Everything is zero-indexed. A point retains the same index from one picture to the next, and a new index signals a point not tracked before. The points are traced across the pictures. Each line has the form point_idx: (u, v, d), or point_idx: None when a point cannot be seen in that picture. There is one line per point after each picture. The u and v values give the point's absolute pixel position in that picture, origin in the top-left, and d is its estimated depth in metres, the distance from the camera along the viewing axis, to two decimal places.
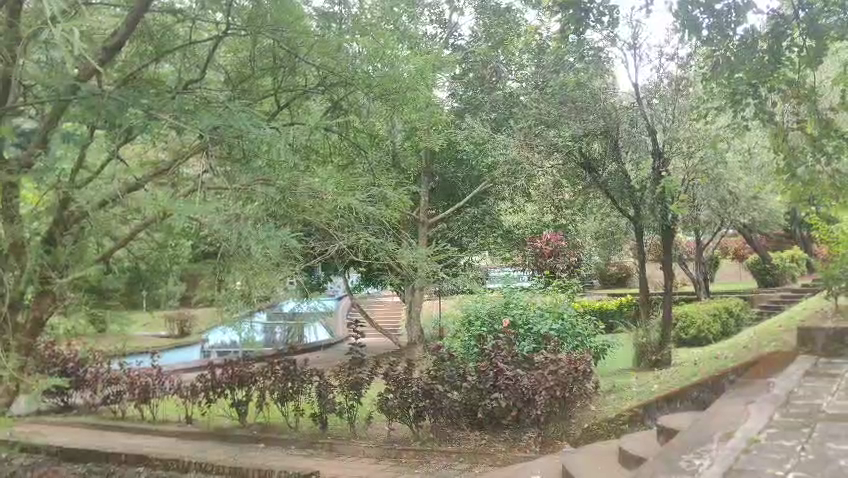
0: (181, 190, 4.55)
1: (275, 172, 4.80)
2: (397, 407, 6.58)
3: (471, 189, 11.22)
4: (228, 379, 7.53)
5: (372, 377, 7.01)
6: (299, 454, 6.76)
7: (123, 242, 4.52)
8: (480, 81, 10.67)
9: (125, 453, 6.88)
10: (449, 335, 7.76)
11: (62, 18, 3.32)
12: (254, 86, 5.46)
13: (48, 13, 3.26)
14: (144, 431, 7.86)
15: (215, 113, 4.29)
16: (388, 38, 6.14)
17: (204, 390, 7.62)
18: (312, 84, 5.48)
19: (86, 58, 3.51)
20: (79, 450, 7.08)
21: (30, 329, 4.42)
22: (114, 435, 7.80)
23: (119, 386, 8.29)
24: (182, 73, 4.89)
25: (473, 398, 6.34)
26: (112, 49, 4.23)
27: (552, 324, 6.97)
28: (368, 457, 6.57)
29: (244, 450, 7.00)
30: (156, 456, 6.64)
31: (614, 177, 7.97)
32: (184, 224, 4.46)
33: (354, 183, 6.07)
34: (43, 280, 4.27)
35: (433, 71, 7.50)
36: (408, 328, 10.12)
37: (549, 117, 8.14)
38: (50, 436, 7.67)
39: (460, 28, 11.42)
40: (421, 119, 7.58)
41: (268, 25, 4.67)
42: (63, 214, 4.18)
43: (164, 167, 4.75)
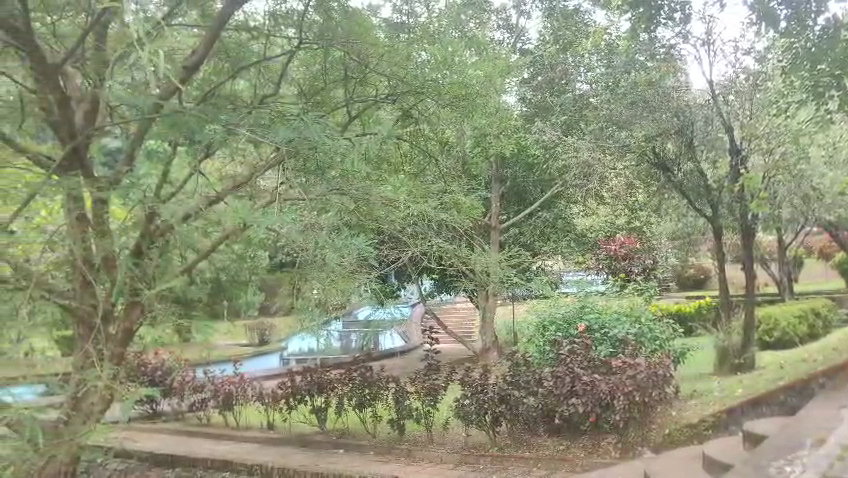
0: (258, 202, 4.67)
1: (348, 183, 4.92)
2: (474, 413, 6.55)
3: (543, 194, 11.15)
4: (308, 386, 7.62)
5: (448, 383, 7.01)
6: (375, 460, 6.82)
7: (204, 253, 4.69)
8: (549, 83, 10.47)
9: (211, 458, 7.11)
10: (523, 341, 7.67)
11: (147, 41, 3.49)
12: (326, 99, 5.46)
13: (135, 37, 3.43)
14: (227, 437, 8.10)
15: (289, 125, 4.39)
16: (457, 44, 6.21)
17: (285, 397, 7.74)
18: (383, 93, 5.43)
19: (171, 78, 3.68)
20: (168, 456, 7.35)
21: (121, 338, 4.60)
22: (200, 440, 8.06)
23: (203, 394, 8.53)
24: (257, 88, 5.03)
25: (550, 404, 6.21)
26: (192, 67, 4.40)
27: (629, 328, 6.78)
28: (445, 463, 6.60)
29: (324, 455, 7.13)
30: (239, 461, 6.86)
31: (689, 176, 7.77)
32: (262, 235, 4.60)
33: (424, 190, 5.94)
34: (133, 291, 4.48)
35: (502, 76, 7.49)
36: (481, 334, 10.10)
37: (620, 118, 7.91)
38: (142, 442, 8.01)
39: (527, 32, 11.38)
40: (492, 123, 7.56)
41: (337, 36, 4.86)
42: (149, 227, 4.38)
43: (241, 180, 4.89)
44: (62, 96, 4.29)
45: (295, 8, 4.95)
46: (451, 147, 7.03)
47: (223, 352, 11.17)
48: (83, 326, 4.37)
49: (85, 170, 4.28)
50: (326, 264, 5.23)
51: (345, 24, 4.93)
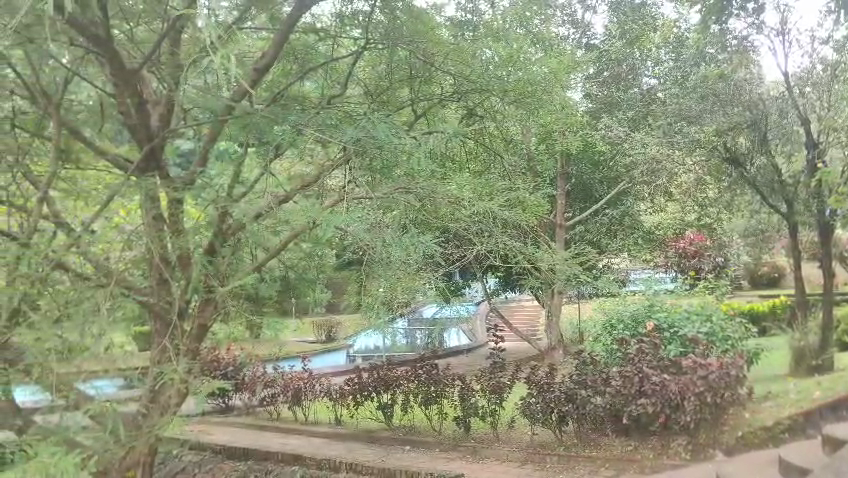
0: (325, 201, 4.77)
1: (414, 181, 4.92)
2: (540, 412, 6.63)
3: (609, 191, 10.94)
4: (374, 383, 7.69)
5: (513, 381, 6.98)
6: (442, 457, 6.86)
7: (274, 251, 4.80)
8: (615, 79, 10.36)
9: (281, 453, 7.29)
10: (590, 339, 7.57)
11: (220, 44, 3.60)
12: (392, 99, 5.49)
13: (209, 42, 3.55)
14: (297, 431, 8.30)
15: (356, 125, 4.54)
16: (521, 42, 6.19)
17: (351, 393, 7.83)
18: (448, 93, 5.52)
19: (243, 80, 3.79)
20: (239, 449, 7.56)
21: (196, 335, 4.71)
22: (270, 434, 8.28)
23: (273, 389, 8.70)
24: (325, 89, 5.12)
25: (618, 403, 6.13)
26: (262, 69, 4.51)
27: (698, 328, 6.76)
28: (512, 461, 6.63)
29: (390, 451, 7.20)
30: (308, 456, 7.01)
31: (762, 172, 6.30)
32: (330, 233, 4.68)
33: (489, 189, 5.87)
34: (207, 289, 4.62)
35: (568, 73, 7.41)
36: (547, 332, 10.03)
37: (690, 112, 7.54)
38: (217, 435, 8.30)
39: (593, 27, 11.22)
40: (558, 120, 7.49)
41: (402, 36, 4.92)
42: (222, 226, 4.50)
43: (310, 179, 4.99)
44: (139, 100, 4.44)
45: (361, 9, 5.01)
46: (516, 145, 7.00)
47: (292, 349, 11.38)
48: (160, 321, 4.54)
49: (161, 171, 4.45)
50: (391, 263, 5.26)
51: (410, 22, 4.99)
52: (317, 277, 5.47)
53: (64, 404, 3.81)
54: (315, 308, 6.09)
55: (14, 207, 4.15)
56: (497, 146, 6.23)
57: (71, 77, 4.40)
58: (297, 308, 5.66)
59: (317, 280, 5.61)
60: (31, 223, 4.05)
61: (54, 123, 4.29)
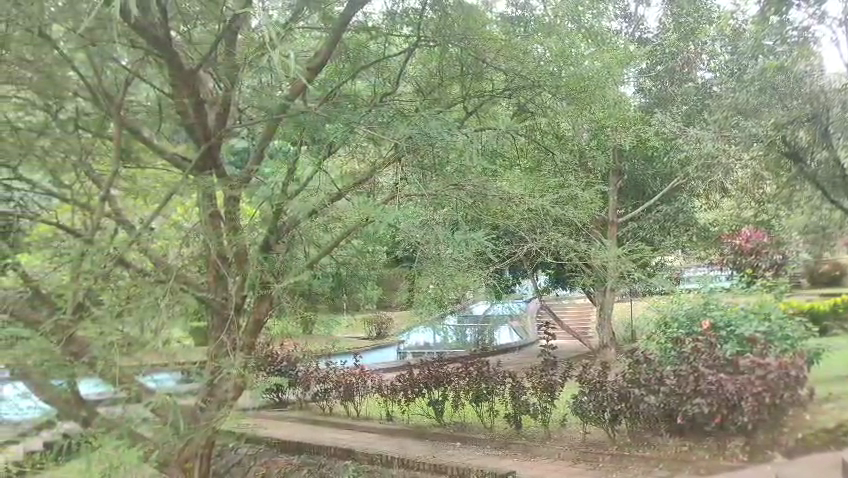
0: (378, 198, 4.86)
1: (467, 176, 4.89)
2: (592, 410, 6.60)
3: (663, 187, 10.76)
4: (426, 379, 7.71)
5: (566, 379, 6.90)
6: (494, 455, 6.85)
7: (327, 247, 4.88)
8: (670, 73, 10.27)
9: (334, 447, 7.39)
10: (644, 337, 7.47)
11: (278, 42, 3.66)
12: (444, 96, 5.49)
13: (267, 39, 3.60)
14: (348, 427, 8.37)
15: (410, 122, 4.63)
16: (573, 36, 6.16)
17: (403, 389, 7.86)
18: (500, 89, 5.49)
19: (302, 77, 3.87)
20: (294, 443, 7.70)
21: (252, 330, 4.76)
22: (325, 429, 8.41)
23: (326, 384, 8.80)
24: (377, 87, 5.18)
25: (672, 403, 6.04)
26: (317, 65, 4.62)
27: (758, 325, 6.25)
28: (563, 460, 6.60)
29: (441, 448, 7.21)
30: (361, 451, 7.09)
31: (825, 166, 6.20)
32: (382, 230, 4.71)
33: (542, 188, 5.81)
34: (263, 285, 4.72)
35: (620, 67, 7.33)
36: (599, 330, 9.93)
37: (746, 105, 6.95)
38: (272, 429, 8.45)
39: (646, 21, 11.09)
40: (610, 115, 7.41)
41: (454, 34, 5.03)
42: (276, 223, 4.58)
43: (363, 177, 5.03)
44: (197, 99, 4.53)
45: (414, 7, 5.05)
46: (568, 141, 6.95)
47: (344, 345, 11.48)
48: (217, 317, 4.65)
49: (218, 171, 4.55)
50: (442, 261, 5.20)
51: (461, 17, 5.04)
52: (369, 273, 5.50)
53: (128, 397, 3.92)
54: (368, 304, 6.13)
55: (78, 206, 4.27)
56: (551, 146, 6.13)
57: (131, 76, 4.50)
58: (348, 304, 5.71)
59: (369, 276, 5.65)
60: (95, 221, 4.17)
61: (116, 123, 4.39)
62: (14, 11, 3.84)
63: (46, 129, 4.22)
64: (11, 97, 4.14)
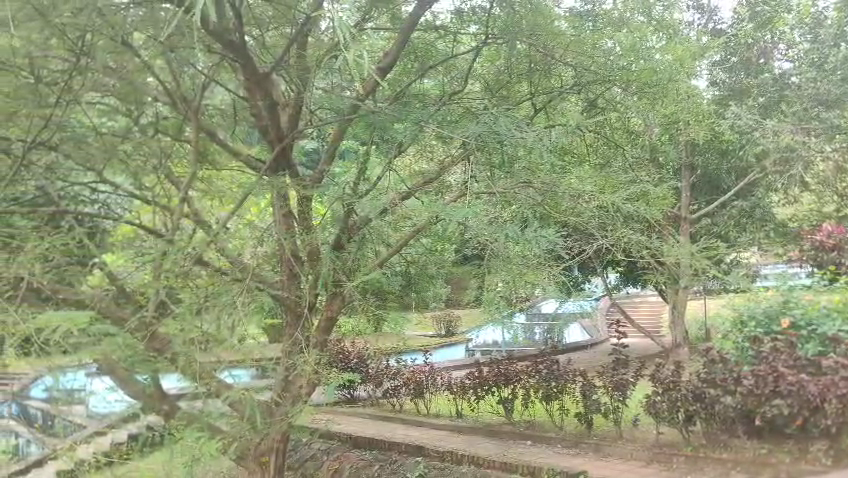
0: (446, 197, 4.88)
1: (536, 175, 4.84)
2: (665, 410, 6.36)
3: (738, 182, 10.43)
4: (495, 377, 7.67)
5: (638, 378, 6.72)
6: (565, 454, 6.79)
7: (396, 246, 4.93)
8: (744, 64, 9.90)
9: (405, 443, 7.45)
10: (719, 336, 7.29)
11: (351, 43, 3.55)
12: (511, 93, 5.45)
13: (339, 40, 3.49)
14: (417, 424, 8.41)
15: (478, 120, 4.64)
16: (643, 30, 6.07)
17: (472, 387, 7.86)
18: (568, 84, 5.40)
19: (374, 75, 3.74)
20: (365, 439, 7.79)
21: (324, 327, 4.86)
22: (395, 426, 8.47)
23: (396, 381, 8.87)
24: (445, 86, 5.23)
25: (750, 404, 5.77)
26: (386, 66, 4.68)
27: (841, 325, 6.06)
28: (637, 460, 6.49)
29: (512, 446, 7.18)
30: (431, 447, 7.12)
31: None
32: (452, 228, 4.71)
33: (612, 184, 5.28)
34: (334, 282, 4.80)
35: (694, 59, 7.16)
36: (672, 329, 9.74)
37: (829, 97, 8.62)
38: (343, 424, 8.57)
39: (720, 11, 10.78)
40: (683, 109, 7.26)
41: (522, 30, 4.97)
42: (346, 223, 4.66)
43: (431, 175, 5.06)
44: (271, 103, 4.64)
45: (480, 5, 5.16)
46: (640, 136, 6.83)
47: (413, 342, 11.54)
48: (290, 315, 4.74)
49: (292, 171, 4.68)
50: (512, 260, 4.95)
51: (529, 13, 4.98)
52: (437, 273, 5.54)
53: (207, 392, 4.05)
54: (436, 302, 6.17)
55: (158, 207, 4.45)
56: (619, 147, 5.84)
57: (207, 82, 4.64)
58: (416, 303, 5.76)
59: (437, 275, 5.69)
60: (175, 222, 4.33)
61: (193, 126, 4.54)
62: (97, 19, 3.82)
63: (128, 134, 4.39)
64: (98, 103, 4.30)
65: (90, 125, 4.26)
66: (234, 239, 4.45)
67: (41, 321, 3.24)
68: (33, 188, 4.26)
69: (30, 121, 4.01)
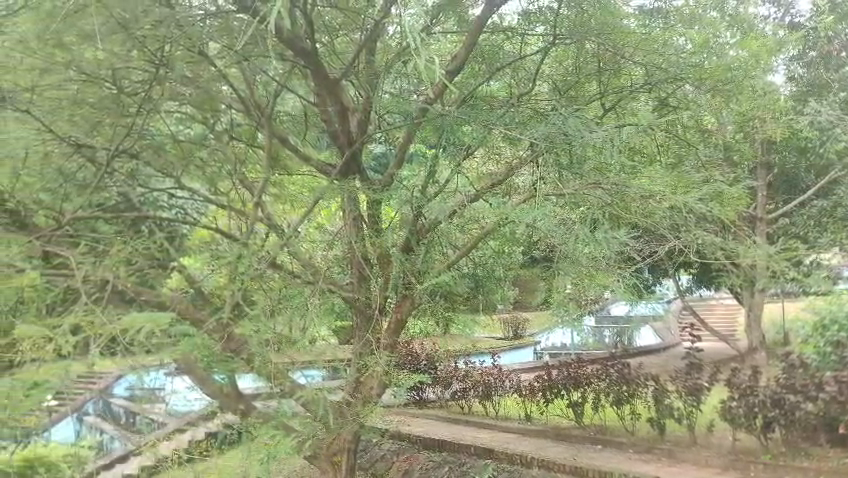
0: (515, 199, 4.85)
1: (606, 175, 4.76)
2: (742, 416, 6.17)
3: (817, 180, 10.06)
4: (565, 380, 7.65)
5: (713, 383, 6.54)
6: (636, 459, 6.71)
7: (465, 249, 4.93)
8: (825, 58, 9.57)
9: (474, 445, 7.45)
10: (799, 341, 7.04)
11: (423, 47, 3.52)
12: (580, 93, 5.40)
13: (411, 44, 3.46)
14: (486, 426, 8.45)
15: (547, 121, 4.61)
16: (716, 26, 5.93)
17: (542, 389, 7.88)
18: (639, 82, 5.29)
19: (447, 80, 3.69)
20: (434, 440, 7.82)
21: (394, 330, 4.91)
22: (463, 428, 8.48)
23: (464, 384, 8.97)
24: (513, 88, 5.24)
25: (833, 411, 5.54)
26: (455, 67, 4.77)
27: None
28: (712, 468, 6.33)
29: (583, 450, 7.13)
30: (500, 449, 7.07)
31: None
32: (521, 231, 4.68)
33: (684, 183, 5.03)
34: (404, 285, 4.84)
35: (770, 55, 6.94)
36: (747, 333, 9.46)
37: None
38: (413, 425, 8.65)
39: (797, 4, 10.42)
40: (759, 106, 7.05)
41: (593, 29, 4.94)
42: (415, 225, 4.70)
43: (500, 178, 5.05)
44: (341, 108, 4.71)
45: (548, 6, 5.11)
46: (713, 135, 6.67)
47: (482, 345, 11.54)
48: (361, 317, 4.81)
49: (362, 175, 4.75)
50: (580, 261, 4.75)
51: (599, 13, 4.96)
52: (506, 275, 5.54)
53: (281, 392, 4.13)
54: (505, 304, 6.15)
55: (233, 212, 4.60)
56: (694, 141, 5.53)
57: (280, 88, 4.75)
58: (484, 306, 5.76)
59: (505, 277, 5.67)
60: (250, 225, 4.43)
61: (267, 132, 4.65)
62: (175, 30, 4.01)
63: (204, 141, 4.54)
64: (176, 111, 4.43)
65: (167, 134, 4.37)
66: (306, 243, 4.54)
67: (127, 322, 3.27)
68: (115, 195, 4.27)
69: (114, 129, 4.07)
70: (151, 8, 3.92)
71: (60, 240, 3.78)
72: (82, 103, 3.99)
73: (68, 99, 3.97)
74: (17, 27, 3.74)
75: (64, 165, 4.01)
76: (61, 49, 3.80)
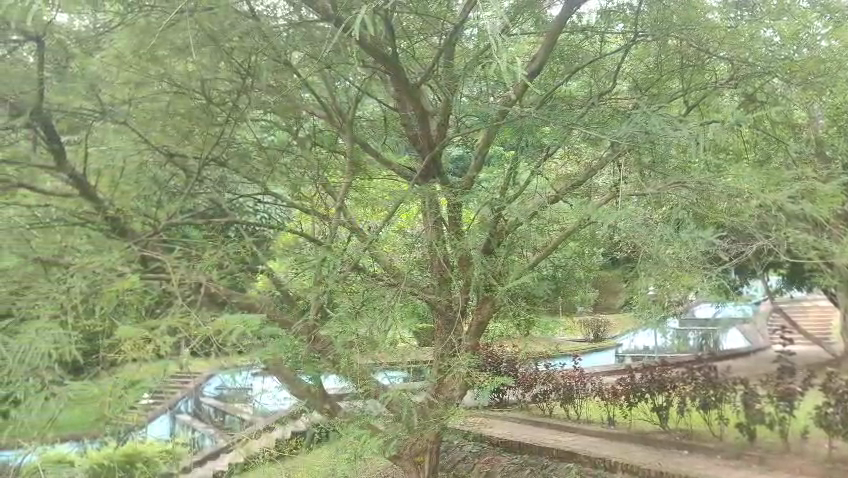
0: (596, 199, 4.83)
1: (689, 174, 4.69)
2: None
3: None
4: (649, 383, 7.22)
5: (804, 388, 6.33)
6: (723, 465, 6.10)
7: (545, 250, 4.92)
8: None
9: (556, 448, 7.54)
10: None
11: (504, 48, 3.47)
12: (662, 90, 5.34)
13: (493, 44, 3.41)
14: (567, 428, 8.53)
15: (630, 120, 4.55)
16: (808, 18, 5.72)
17: (625, 393, 7.57)
18: (723, 78, 5.20)
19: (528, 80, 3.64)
20: (514, 444, 7.97)
21: (476, 331, 4.98)
22: (544, 431, 8.62)
23: (545, 386, 9.10)
24: (593, 88, 5.23)
25: None
26: (535, 69, 4.76)
27: None
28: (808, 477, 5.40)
29: (666, 457, 6.69)
30: (582, 454, 7.14)
31: None
32: (602, 231, 4.64)
33: (775, 180, 4.59)
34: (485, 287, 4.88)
35: None
36: None
37: None
38: (492, 426, 8.79)
39: None
40: None
41: (676, 24, 4.91)
42: (494, 227, 4.70)
43: (579, 178, 5.03)
44: (422, 112, 4.81)
45: (628, 3, 5.11)
46: None
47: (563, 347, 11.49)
48: (443, 319, 4.90)
49: (442, 178, 4.83)
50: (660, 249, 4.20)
51: (682, 8, 4.89)
52: (586, 277, 5.49)
53: (365, 392, 4.23)
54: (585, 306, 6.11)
55: (316, 217, 4.74)
56: (796, 136, 5.34)
57: (361, 95, 4.85)
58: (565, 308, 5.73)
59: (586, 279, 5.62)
60: (334, 229, 4.59)
61: (349, 138, 4.82)
62: (261, 41, 4.08)
63: (288, 147, 4.70)
64: (261, 120, 4.57)
65: (252, 141, 4.54)
66: (386, 246, 4.70)
67: (221, 324, 3.39)
68: (204, 201, 4.40)
69: (204, 138, 4.24)
70: (237, 20, 3.99)
71: (155, 244, 3.93)
72: (174, 114, 4.12)
73: (160, 111, 4.08)
74: (114, 43, 3.77)
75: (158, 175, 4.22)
76: (154, 63, 3.88)
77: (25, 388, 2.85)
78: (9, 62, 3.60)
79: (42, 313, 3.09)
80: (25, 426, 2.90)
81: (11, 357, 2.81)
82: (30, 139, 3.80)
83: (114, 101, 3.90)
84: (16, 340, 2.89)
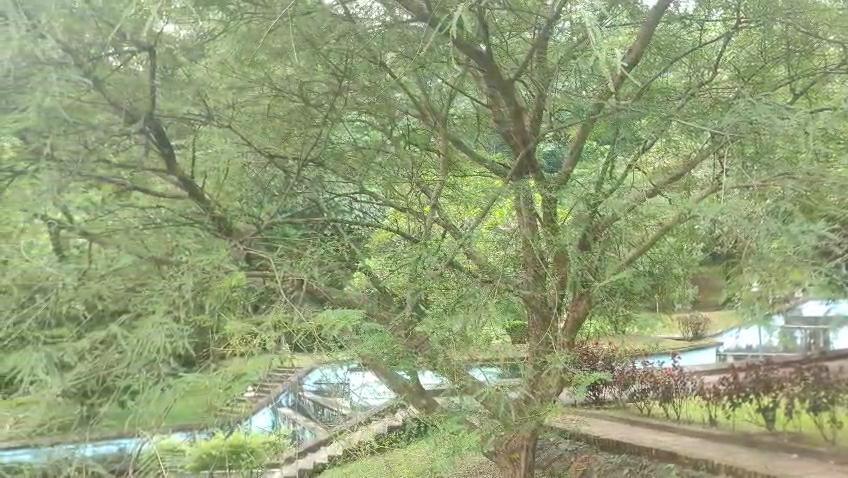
0: (696, 194, 4.68)
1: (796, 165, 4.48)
2: None
3: None
4: (753, 384, 6.02)
5: None
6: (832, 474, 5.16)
7: (643, 246, 4.79)
8: None
9: (655, 449, 7.60)
10: None
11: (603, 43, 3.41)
12: (766, 79, 5.11)
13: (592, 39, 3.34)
14: (665, 430, 8.32)
15: (733, 111, 4.39)
16: None
17: (727, 393, 6.65)
18: (833, 62, 4.93)
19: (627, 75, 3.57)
20: (612, 442, 8.14)
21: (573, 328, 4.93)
22: (642, 433, 8.52)
23: (643, 385, 8.89)
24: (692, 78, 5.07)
25: None
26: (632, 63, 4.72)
27: None
28: None
29: (774, 461, 6.13)
30: (683, 455, 7.16)
31: None
32: (703, 226, 4.50)
33: None
34: (582, 283, 4.79)
35: None
36: None
37: None
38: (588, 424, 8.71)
39: None
40: None
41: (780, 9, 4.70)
42: (590, 223, 4.62)
43: (678, 172, 4.89)
44: (515, 109, 4.80)
45: None
46: None
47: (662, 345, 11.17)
48: (539, 316, 4.86)
49: (536, 173, 4.81)
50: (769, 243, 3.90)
51: None
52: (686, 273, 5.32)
53: (461, 387, 4.25)
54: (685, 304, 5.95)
55: (411, 215, 4.81)
56: None
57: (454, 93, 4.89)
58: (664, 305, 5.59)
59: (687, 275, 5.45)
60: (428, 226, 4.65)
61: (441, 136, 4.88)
62: (355, 43, 4.19)
63: (382, 146, 4.77)
64: (356, 121, 4.71)
65: (347, 142, 4.68)
66: (480, 243, 4.75)
67: (321, 320, 3.48)
68: (302, 202, 4.61)
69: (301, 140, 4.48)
70: (334, 23, 4.13)
71: (257, 243, 4.06)
72: (273, 117, 4.38)
73: (261, 114, 4.37)
74: (217, 50, 4.03)
75: (260, 177, 4.46)
76: (254, 68, 4.17)
77: (143, 379, 3.00)
78: (121, 72, 3.61)
79: (157, 308, 3.19)
80: (144, 417, 3.05)
81: (131, 349, 3.04)
82: (143, 145, 3.89)
83: (218, 106, 4.12)
84: (134, 335, 3.07)
